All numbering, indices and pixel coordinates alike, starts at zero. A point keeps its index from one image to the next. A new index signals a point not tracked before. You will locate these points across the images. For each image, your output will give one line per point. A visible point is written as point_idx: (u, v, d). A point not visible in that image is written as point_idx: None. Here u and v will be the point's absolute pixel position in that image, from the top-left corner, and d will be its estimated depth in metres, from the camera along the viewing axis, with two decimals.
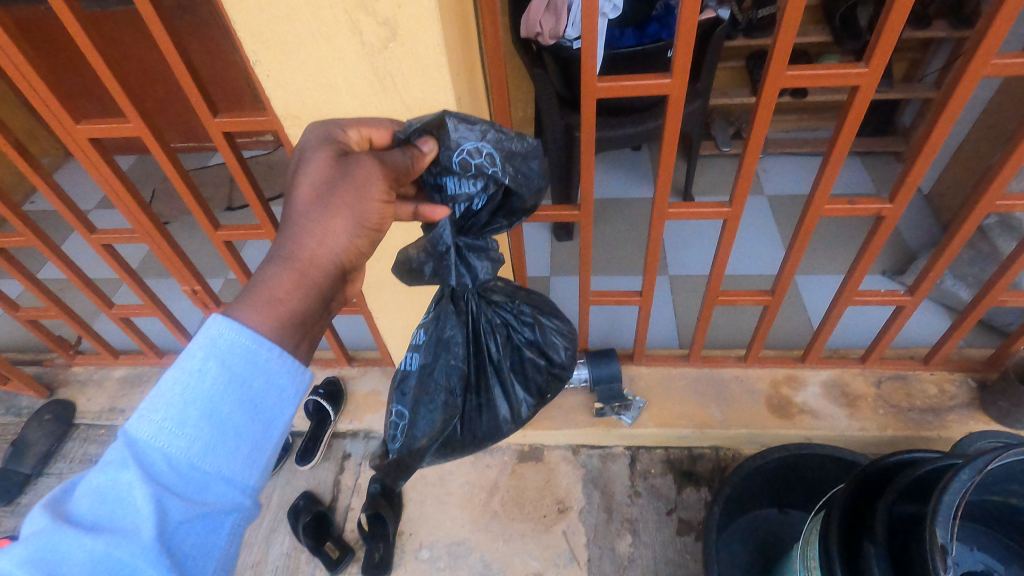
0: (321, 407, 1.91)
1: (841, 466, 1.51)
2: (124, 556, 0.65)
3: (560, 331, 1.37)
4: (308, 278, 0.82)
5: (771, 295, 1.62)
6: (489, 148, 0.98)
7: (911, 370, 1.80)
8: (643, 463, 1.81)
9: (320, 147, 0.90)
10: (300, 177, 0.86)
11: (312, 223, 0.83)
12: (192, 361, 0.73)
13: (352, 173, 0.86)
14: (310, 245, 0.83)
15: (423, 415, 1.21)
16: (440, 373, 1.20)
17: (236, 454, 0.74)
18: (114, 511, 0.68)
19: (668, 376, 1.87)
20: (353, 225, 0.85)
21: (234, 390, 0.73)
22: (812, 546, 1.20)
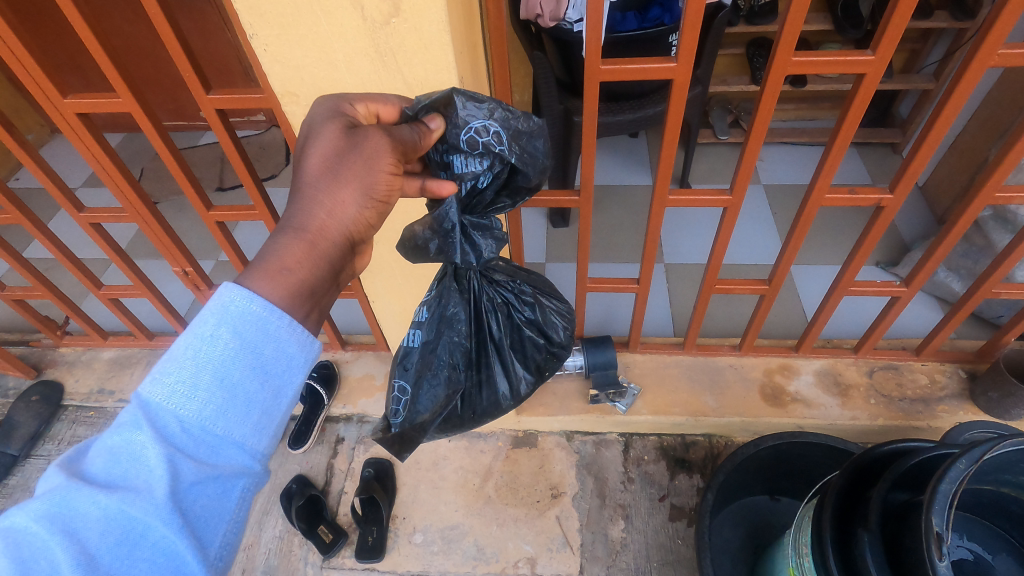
0: (315, 391, 1.90)
1: (835, 455, 1.52)
2: (134, 517, 0.66)
3: (555, 311, 1.34)
4: (318, 249, 0.81)
5: (768, 286, 1.62)
6: (495, 127, 0.96)
7: (903, 360, 1.81)
8: (636, 450, 1.82)
9: (329, 120, 0.89)
10: (307, 154, 0.85)
11: (321, 194, 0.82)
12: (201, 330, 0.71)
13: (361, 146, 0.85)
14: (320, 216, 0.82)
15: (426, 384, 1.20)
16: (446, 348, 1.20)
17: (246, 419, 0.72)
18: (125, 473, 0.68)
19: (663, 364, 1.88)
20: (362, 196, 0.84)
21: (246, 358, 0.72)
22: (805, 532, 1.21)
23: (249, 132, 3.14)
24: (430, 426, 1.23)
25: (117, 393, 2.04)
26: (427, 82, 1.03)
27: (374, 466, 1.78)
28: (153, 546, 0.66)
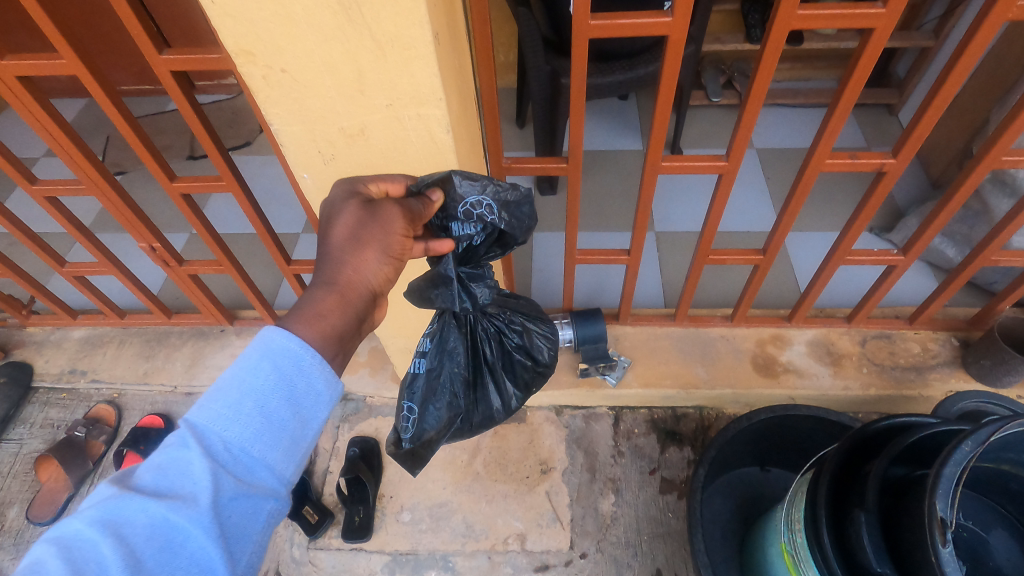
0: None
1: (828, 427, 1.50)
2: (178, 530, 0.66)
3: (544, 335, 1.31)
4: (347, 298, 0.89)
5: (762, 255, 1.57)
6: (489, 200, 1.01)
7: (896, 328, 1.79)
8: (626, 423, 1.79)
9: (345, 196, 0.97)
10: (329, 231, 0.92)
11: (345, 256, 0.90)
12: (247, 362, 0.76)
13: (378, 215, 0.93)
14: (347, 271, 0.89)
15: (429, 408, 1.15)
16: (449, 371, 1.16)
17: (279, 444, 0.75)
18: (171, 487, 0.69)
19: (653, 336, 1.84)
20: (382, 254, 0.92)
21: (284, 387, 0.77)
22: (799, 504, 1.20)
23: (219, 97, 2.98)
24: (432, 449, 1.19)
25: (89, 374, 1.96)
26: (402, 43, 0.83)
27: (359, 445, 1.74)
28: (193, 555, 0.66)
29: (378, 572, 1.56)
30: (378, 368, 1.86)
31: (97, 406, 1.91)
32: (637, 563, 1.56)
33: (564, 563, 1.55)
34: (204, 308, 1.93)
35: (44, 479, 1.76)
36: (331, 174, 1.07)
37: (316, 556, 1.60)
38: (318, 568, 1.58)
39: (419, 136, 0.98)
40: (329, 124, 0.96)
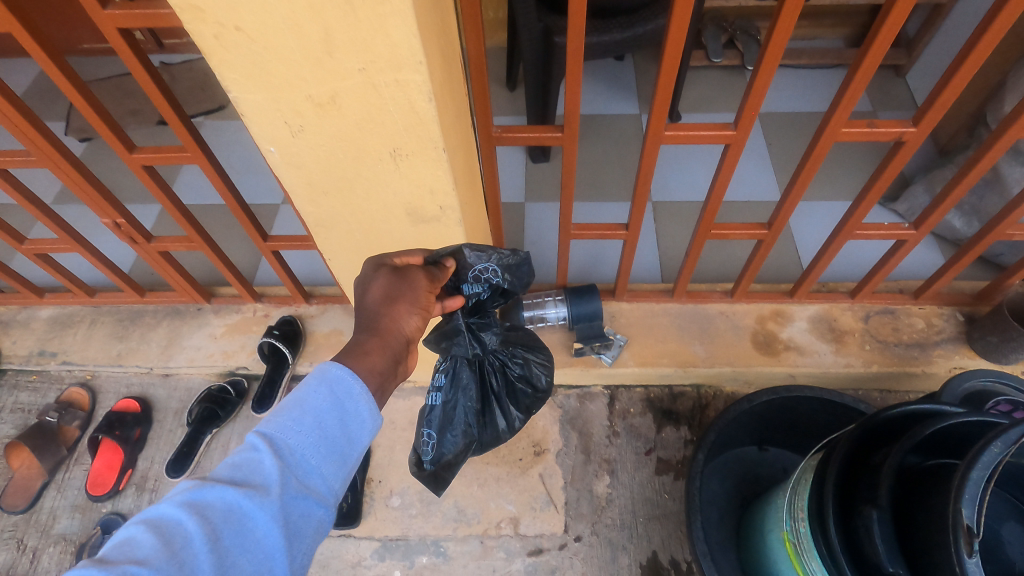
0: (276, 349, 1.76)
1: (830, 408, 1.45)
2: (250, 519, 0.70)
3: (548, 363, 1.30)
4: (388, 342, 0.92)
5: (768, 229, 1.48)
6: (494, 265, 1.12)
7: (900, 304, 1.73)
8: (621, 402, 1.74)
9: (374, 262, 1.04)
10: (360, 297, 0.98)
11: (381, 312, 0.95)
12: (308, 382, 0.81)
13: (406, 278, 1.00)
14: (385, 319, 0.94)
15: (449, 436, 1.17)
16: (464, 403, 1.17)
17: (336, 454, 0.78)
18: (242, 480, 0.72)
19: (650, 313, 1.77)
20: (413, 308, 0.98)
21: (338, 407, 0.80)
22: (803, 495, 1.16)
23: (187, 57, 2.77)
24: (452, 475, 1.21)
25: (59, 355, 1.86)
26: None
27: None
28: (260, 545, 0.69)
29: (367, 558, 1.52)
30: None
31: (69, 389, 1.83)
32: (632, 545, 1.53)
33: (558, 547, 1.52)
34: (179, 286, 1.83)
35: (17, 466, 1.68)
36: (304, 148, 0.95)
37: None
38: None
39: (398, 105, 0.86)
40: (296, 91, 0.85)
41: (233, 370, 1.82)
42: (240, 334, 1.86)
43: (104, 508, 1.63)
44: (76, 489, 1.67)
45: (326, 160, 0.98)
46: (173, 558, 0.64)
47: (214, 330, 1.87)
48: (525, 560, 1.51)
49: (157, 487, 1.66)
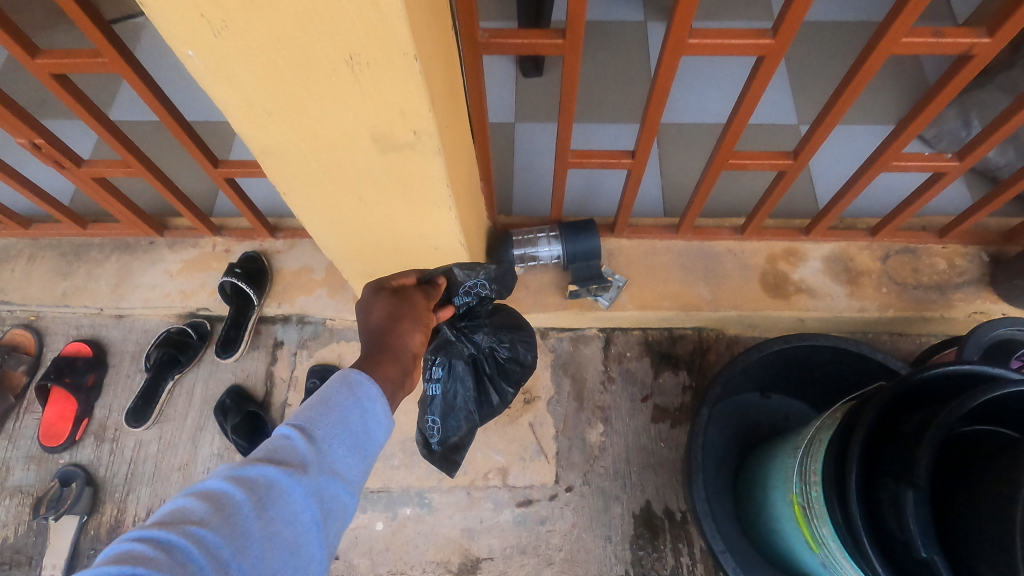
0: (240, 289, 1.59)
1: (843, 358, 1.34)
2: (291, 495, 0.72)
3: (529, 341, 1.41)
4: (398, 355, 0.98)
5: (794, 160, 1.30)
6: (481, 278, 1.29)
7: (922, 243, 1.59)
8: (617, 346, 1.62)
9: (375, 288, 1.10)
10: (364, 321, 1.05)
11: (388, 329, 1.01)
12: (333, 382, 0.85)
13: (407, 298, 1.09)
14: (393, 334, 1.01)
15: (452, 420, 1.28)
16: (462, 391, 1.27)
17: (357, 445, 0.82)
18: (282, 459, 0.75)
19: (652, 251, 1.61)
20: (416, 324, 1.06)
21: (360, 406, 0.84)
22: (816, 457, 1.06)
23: None
24: (462, 455, 1.32)
25: None
26: None
27: (320, 375, 1.54)
28: (298, 520, 0.71)
29: None
30: (338, 287, 1.61)
31: (13, 331, 1.67)
32: (625, 495, 1.46)
33: (549, 498, 1.46)
34: (126, 218, 1.62)
35: None
36: (232, 50, 0.73)
37: None
38: None
39: None
40: None
41: (194, 311, 1.66)
42: (199, 271, 1.67)
43: (62, 459, 1.52)
44: (30, 439, 1.56)
45: (263, 68, 0.75)
46: (227, 524, 0.66)
47: (169, 267, 1.68)
48: (514, 510, 1.45)
49: (118, 437, 1.54)
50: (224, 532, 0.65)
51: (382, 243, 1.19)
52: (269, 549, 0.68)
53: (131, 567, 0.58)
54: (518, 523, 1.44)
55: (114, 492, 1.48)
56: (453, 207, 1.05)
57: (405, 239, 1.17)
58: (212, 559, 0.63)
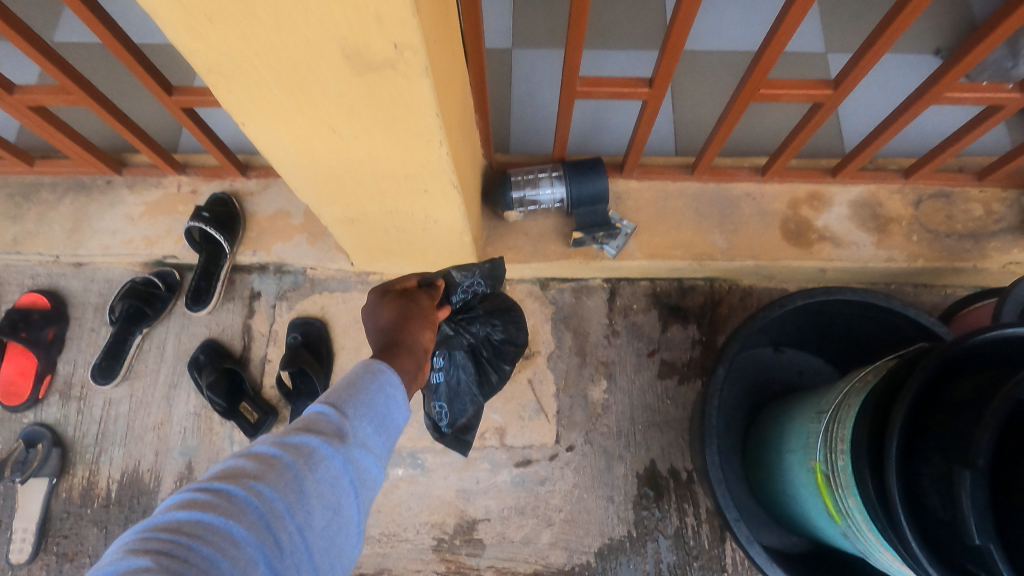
0: (209, 235, 1.44)
1: (870, 313, 1.22)
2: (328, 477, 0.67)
3: (520, 319, 1.40)
4: (410, 353, 0.91)
5: (834, 91, 1.14)
6: (477, 276, 1.33)
7: (959, 186, 1.45)
8: (623, 298, 1.51)
9: (378, 295, 1.04)
10: (372, 324, 0.99)
11: (397, 330, 0.95)
12: (362, 364, 0.79)
13: (412, 298, 1.04)
14: (404, 332, 0.94)
15: (459, 401, 1.34)
16: (464, 375, 1.33)
17: (387, 423, 0.76)
18: (323, 425, 0.71)
19: (664, 195, 1.46)
20: (424, 321, 1.00)
21: (385, 391, 0.78)
22: (846, 426, 0.97)
23: None
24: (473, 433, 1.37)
25: None
26: None
27: (301, 330, 1.42)
28: (334, 499, 0.68)
29: None
30: (318, 234, 1.45)
31: None
32: (629, 454, 1.39)
33: (549, 458, 1.38)
34: (76, 155, 1.44)
35: None
36: None
37: None
38: None
39: None
40: None
41: (161, 259, 1.51)
42: (163, 215, 1.51)
43: (26, 418, 1.41)
44: None
45: None
46: (278, 480, 0.64)
47: (130, 210, 1.51)
48: (512, 471, 1.37)
49: (85, 395, 1.43)
50: (277, 487, 0.63)
51: (363, 188, 1.02)
52: (319, 508, 0.66)
53: (194, 516, 0.59)
54: (516, 484, 1.36)
55: (85, 453, 1.38)
56: (444, 143, 0.88)
57: (389, 183, 0.99)
58: (267, 515, 0.62)
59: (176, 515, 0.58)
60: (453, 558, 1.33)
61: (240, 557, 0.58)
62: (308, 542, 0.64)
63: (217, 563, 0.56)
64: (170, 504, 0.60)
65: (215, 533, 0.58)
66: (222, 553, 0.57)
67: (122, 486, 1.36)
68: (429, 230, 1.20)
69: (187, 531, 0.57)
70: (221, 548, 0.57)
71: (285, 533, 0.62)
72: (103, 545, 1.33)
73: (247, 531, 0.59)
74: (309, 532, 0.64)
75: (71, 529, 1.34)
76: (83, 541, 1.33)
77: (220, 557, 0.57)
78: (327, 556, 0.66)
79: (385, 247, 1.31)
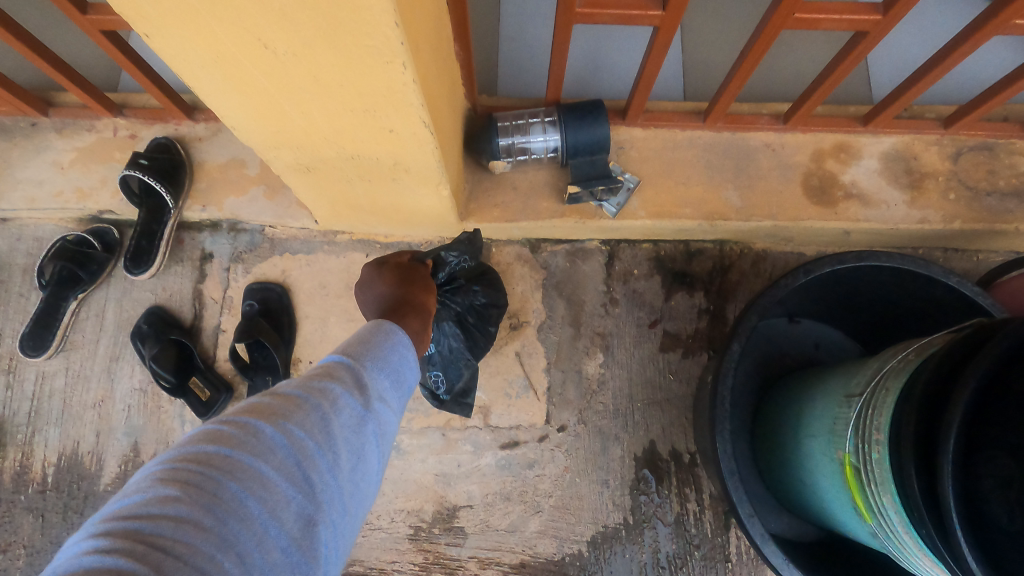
0: (149, 187, 1.25)
1: (905, 280, 1.07)
2: (350, 417, 0.61)
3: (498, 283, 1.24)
4: (422, 308, 0.90)
5: (880, 19, 0.95)
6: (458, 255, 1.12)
7: (1005, 138, 1.28)
8: (623, 263, 1.34)
9: (374, 269, 0.98)
10: (372, 297, 0.94)
11: (405, 291, 0.92)
12: (372, 325, 0.74)
13: (410, 266, 1.00)
14: (413, 292, 0.92)
15: (452, 367, 1.21)
16: (449, 342, 1.19)
17: (401, 379, 0.71)
18: (343, 373, 0.65)
19: (672, 145, 1.28)
20: (430, 284, 0.98)
21: (396, 349, 0.72)
22: (883, 415, 0.83)
23: None
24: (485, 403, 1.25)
25: None
26: None
27: (259, 297, 1.26)
28: (357, 445, 0.61)
29: None
30: (276, 187, 1.26)
31: None
32: (626, 435, 1.26)
33: (538, 440, 1.24)
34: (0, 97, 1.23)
35: None
36: None
37: None
38: None
39: None
40: None
41: (97, 214, 1.32)
42: (98, 164, 1.31)
43: None
44: None
45: None
46: (306, 419, 0.58)
47: (59, 157, 1.31)
48: (497, 454, 1.24)
49: (15, 369, 1.26)
50: (305, 426, 0.57)
51: (315, 126, 0.84)
52: (348, 453, 0.60)
53: (220, 450, 0.52)
54: (501, 468, 1.23)
55: (17, 434, 1.23)
56: (407, 63, 0.69)
57: (345, 119, 0.81)
58: (294, 456, 0.55)
59: (200, 448, 0.51)
60: (431, 548, 1.21)
61: (270, 497, 0.52)
62: (338, 487, 0.58)
63: (248, 502, 0.50)
64: (190, 438, 0.53)
65: (244, 470, 0.52)
66: (251, 491, 0.51)
67: (59, 470, 1.22)
68: (399, 180, 1.02)
69: (215, 465, 0.50)
70: (250, 486, 0.51)
71: (316, 474, 0.56)
72: (40, 535, 1.19)
73: (276, 470, 0.53)
74: (339, 476, 0.58)
75: (4, 517, 1.20)
76: (18, 530, 1.20)
77: (249, 495, 0.51)
78: (352, 508, 0.60)
79: (351, 202, 1.13)
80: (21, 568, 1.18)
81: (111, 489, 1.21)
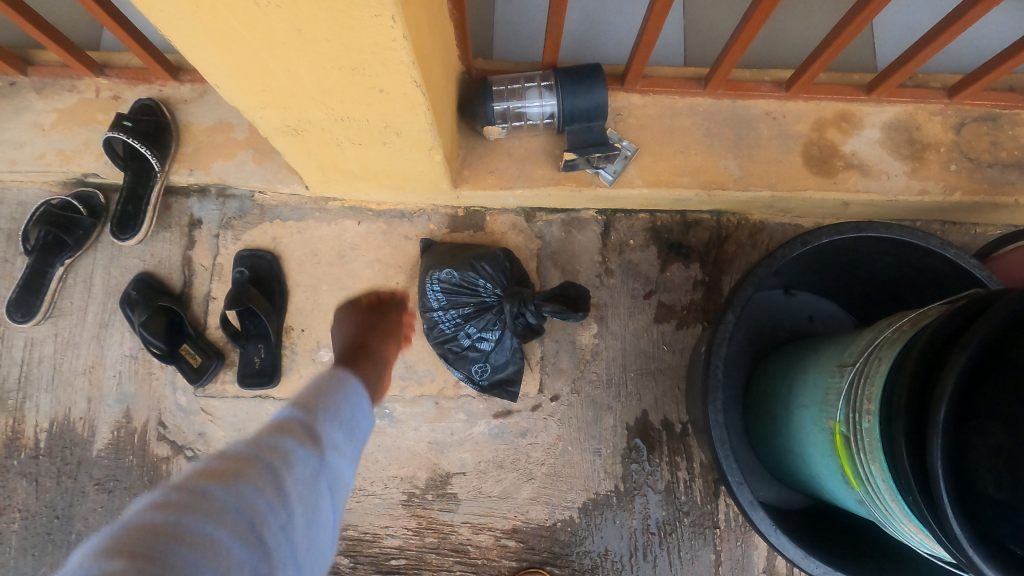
0: (134, 150, 1.22)
1: (902, 252, 1.06)
2: (305, 478, 0.63)
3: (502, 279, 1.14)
4: (377, 357, 1.09)
5: None
6: (451, 276, 1.14)
7: (1009, 108, 1.25)
8: (619, 233, 1.33)
9: (347, 311, 1.21)
10: (338, 331, 1.17)
11: (366, 339, 1.12)
12: (328, 377, 0.83)
13: (378, 313, 1.20)
14: (372, 339, 1.13)
15: (499, 354, 1.18)
16: (464, 337, 1.16)
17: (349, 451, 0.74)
18: (293, 429, 0.68)
19: (671, 112, 1.25)
20: (394, 343, 1.17)
21: (346, 420, 0.76)
22: (876, 384, 0.83)
23: None
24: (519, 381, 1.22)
25: None
26: None
27: (250, 264, 1.24)
28: (311, 509, 0.63)
29: None
30: (265, 151, 1.23)
31: None
32: (619, 405, 1.26)
33: (531, 409, 1.24)
34: None
35: None
36: None
37: (209, 404, 1.21)
38: (215, 419, 1.21)
39: None
40: None
41: (81, 178, 1.29)
42: (80, 125, 1.27)
43: None
44: None
45: None
46: (262, 479, 0.59)
47: (39, 118, 1.26)
48: (490, 422, 1.23)
49: (4, 335, 1.25)
50: (260, 485, 0.58)
51: (300, 83, 0.80)
52: (301, 513, 0.61)
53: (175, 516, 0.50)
54: (494, 437, 1.24)
55: (7, 400, 1.22)
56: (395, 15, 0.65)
57: (331, 76, 0.78)
58: (251, 517, 0.55)
59: (148, 514, 0.49)
60: (424, 514, 1.22)
61: (229, 560, 0.51)
62: (291, 544, 0.59)
63: (202, 566, 0.48)
64: (136, 506, 0.50)
65: (203, 534, 0.50)
66: (211, 557, 0.49)
67: (51, 436, 1.21)
68: (390, 143, 0.99)
69: (177, 526, 0.49)
70: (208, 552, 0.49)
71: (270, 535, 0.56)
72: (34, 499, 1.19)
73: (230, 532, 0.52)
74: (293, 535, 0.59)
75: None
76: (11, 494, 1.20)
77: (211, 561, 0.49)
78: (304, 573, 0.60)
79: (342, 166, 1.10)
80: (17, 531, 1.19)
81: (104, 454, 1.21)
